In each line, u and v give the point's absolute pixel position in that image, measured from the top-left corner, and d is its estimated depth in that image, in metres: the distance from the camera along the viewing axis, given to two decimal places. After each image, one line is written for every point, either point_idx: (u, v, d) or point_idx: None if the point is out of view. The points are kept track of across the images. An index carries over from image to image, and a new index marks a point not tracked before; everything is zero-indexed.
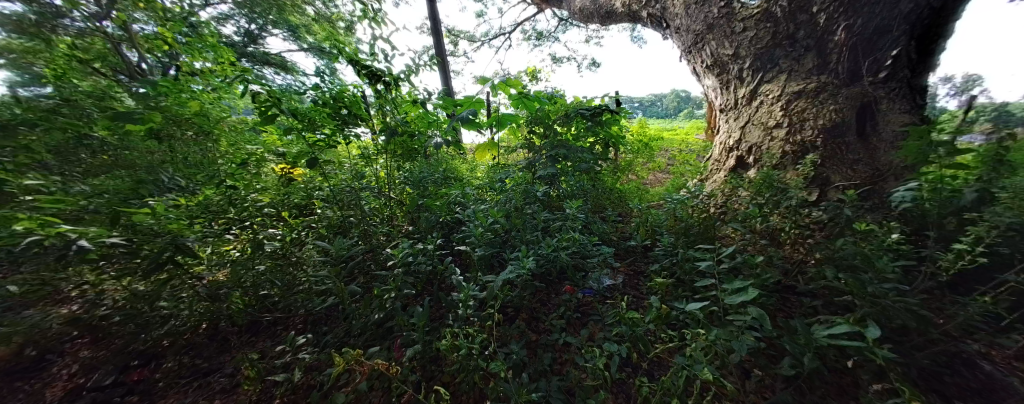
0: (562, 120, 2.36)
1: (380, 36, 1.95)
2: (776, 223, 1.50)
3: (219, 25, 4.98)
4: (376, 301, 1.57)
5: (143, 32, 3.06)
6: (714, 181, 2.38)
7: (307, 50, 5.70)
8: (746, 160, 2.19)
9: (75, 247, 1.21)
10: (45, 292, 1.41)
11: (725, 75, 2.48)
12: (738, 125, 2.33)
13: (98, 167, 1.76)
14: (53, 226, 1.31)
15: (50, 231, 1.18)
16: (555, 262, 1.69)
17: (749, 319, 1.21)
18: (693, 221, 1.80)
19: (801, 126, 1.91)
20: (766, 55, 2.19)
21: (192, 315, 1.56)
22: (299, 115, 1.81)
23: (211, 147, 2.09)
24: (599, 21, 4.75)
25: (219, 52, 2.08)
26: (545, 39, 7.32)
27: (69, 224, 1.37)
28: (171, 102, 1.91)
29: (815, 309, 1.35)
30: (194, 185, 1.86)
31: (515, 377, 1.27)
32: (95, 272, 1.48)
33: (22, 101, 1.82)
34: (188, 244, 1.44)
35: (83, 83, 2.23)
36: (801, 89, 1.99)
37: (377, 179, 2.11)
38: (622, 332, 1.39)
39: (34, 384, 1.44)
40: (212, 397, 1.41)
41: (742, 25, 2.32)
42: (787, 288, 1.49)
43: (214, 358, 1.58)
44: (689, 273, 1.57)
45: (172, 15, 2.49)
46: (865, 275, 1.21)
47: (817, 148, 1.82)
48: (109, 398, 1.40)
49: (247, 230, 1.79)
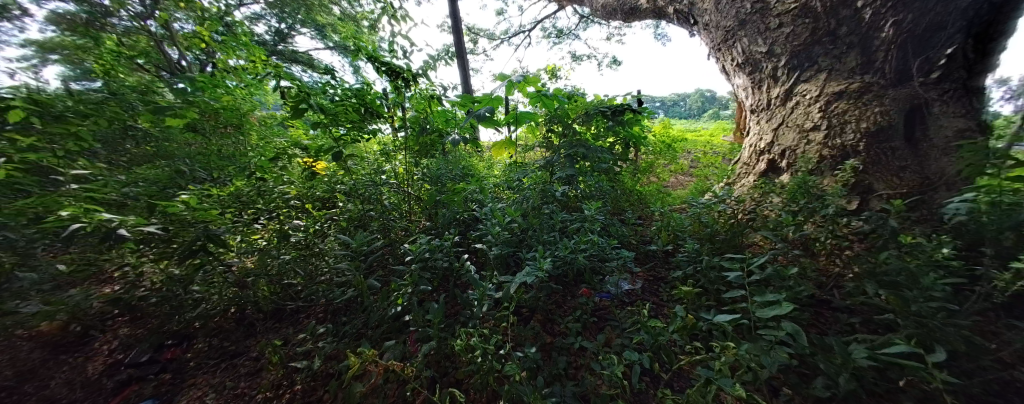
0: (582, 119, 2.33)
1: (398, 34, 2.04)
2: (811, 233, 1.40)
3: (252, 24, 5.20)
4: (392, 296, 1.57)
5: (182, 31, 3.29)
6: (742, 185, 2.27)
7: (332, 49, 5.88)
8: (778, 165, 2.08)
9: (116, 235, 1.26)
10: (89, 272, 1.53)
11: (757, 73, 2.38)
12: (770, 127, 2.22)
13: (139, 157, 1.99)
14: (95, 213, 1.40)
15: (94, 219, 1.24)
16: (573, 264, 1.65)
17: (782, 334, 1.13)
18: (719, 227, 1.72)
19: (841, 129, 1.80)
20: (804, 52, 2.08)
21: (221, 300, 1.64)
22: (325, 109, 1.86)
23: (240, 139, 2.24)
24: (621, 17, 4.62)
25: (251, 51, 2.12)
26: (566, 36, 7.18)
27: (111, 210, 1.46)
28: (207, 96, 1.98)
29: (853, 326, 1.26)
30: (224, 177, 2.03)
31: (529, 380, 1.24)
32: (135, 255, 1.60)
33: (74, 93, 1.96)
34: (218, 234, 1.50)
35: (128, 78, 2.38)
36: (842, 90, 1.87)
37: (397, 175, 2.11)
38: (643, 341, 1.34)
39: (78, 357, 1.55)
40: (238, 380, 1.45)
41: (777, 21, 2.19)
42: (822, 303, 1.39)
43: (240, 342, 1.64)
44: (715, 283, 1.49)
45: (208, 13, 2.61)
46: (909, 292, 1.12)
47: (858, 153, 1.71)
48: (144, 375, 1.50)
49: (274, 220, 1.81)
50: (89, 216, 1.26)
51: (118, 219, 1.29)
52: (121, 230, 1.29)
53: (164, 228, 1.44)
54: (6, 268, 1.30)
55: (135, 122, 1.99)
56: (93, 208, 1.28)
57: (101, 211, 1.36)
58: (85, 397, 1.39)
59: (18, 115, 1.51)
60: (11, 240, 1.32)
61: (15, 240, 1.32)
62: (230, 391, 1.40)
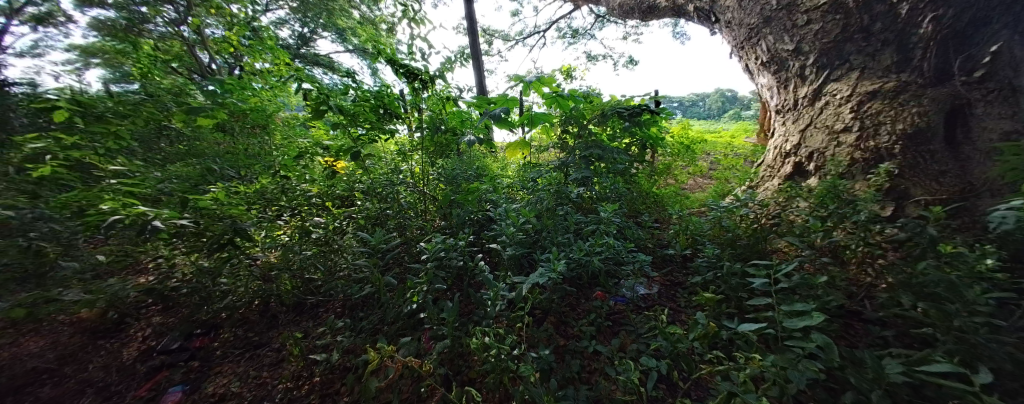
0: (598, 119, 2.30)
1: (417, 36, 2.07)
2: (841, 240, 1.34)
3: (276, 29, 5.38)
4: (408, 293, 1.59)
5: (213, 36, 3.45)
6: (765, 189, 2.20)
7: (351, 52, 6.02)
8: (804, 167, 2.01)
9: (151, 227, 1.34)
10: (126, 262, 1.64)
11: (783, 73, 2.30)
12: (797, 128, 2.14)
13: (173, 155, 2.09)
14: (133, 206, 1.50)
15: (131, 211, 1.32)
16: (588, 267, 1.63)
17: (810, 346, 1.09)
18: (740, 232, 1.66)
19: (875, 130, 1.71)
20: (834, 50, 1.99)
21: (246, 292, 1.70)
22: (344, 110, 1.90)
23: (266, 139, 2.30)
24: (639, 16, 4.54)
25: (276, 53, 2.19)
26: (581, 36, 7.11)
27: (147, 205, 1.55)
28: (235, 98, 2.07)
29: (886, 339, 1.19)
30: (251, 175, 2.05)
31: (542, 382, 1.23)
32: (169, 248, 1.67)
33: (114, 95, 2.08)
34: (245, 228, 1.56)
35: (163, 80, 2.51)
36: (876, 89, 1.78)
37: (414, 174, 2.14)
38: (660, 347, 1.31)
39: (113, 343, 1.64)
40: (261, 369, 1.50)
41: (805, 18, 2.11)
42: (852, 313, 1.33)
43: (263, 333, 1.69)
44: (736, 289, 1.45)
45: (237, 19, 2.71)
46: (949, 305, 1.05)
47: (893, 156, 1.62)
48: (175, 361, 1.56)
49: (296, 217, 1.87)
50: (127, 209, 1.35)
51: (153, 213, 1.36)
52: (155, 222, 1.37)
53: (195, 222, 1.51)
54: (50, 257, 1.39)
55: (169, 122, 2.10)
56: (131, 202, 1.36)
57: (138, 204, 1.44)
58: (120, 381, 1.47)
59: (62, 116, 1.62)
60: (58, 230, 1.44)
61: (61, 231, 1.45)
62: (253, 380, 1.45)
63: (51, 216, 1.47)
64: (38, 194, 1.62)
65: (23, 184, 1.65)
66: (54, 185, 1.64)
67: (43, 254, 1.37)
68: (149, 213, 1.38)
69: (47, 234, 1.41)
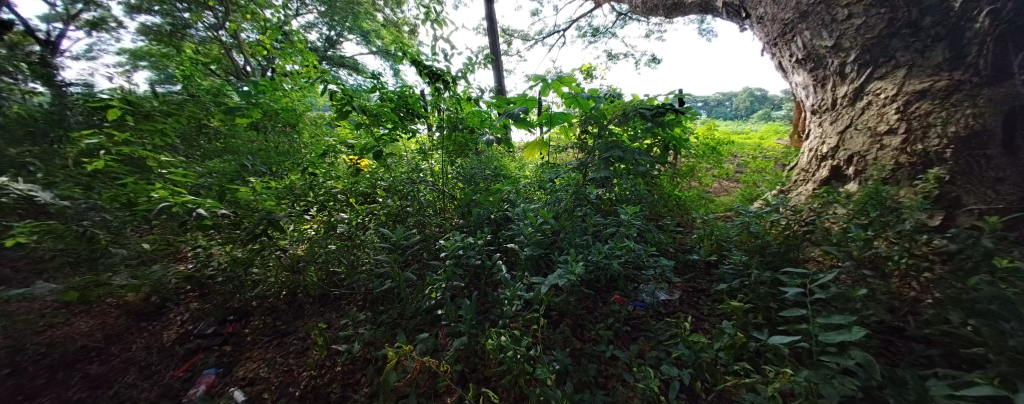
0: (619, 119, 2.26)
1: (440, 37, 2.09)
2: (883, 250, 1.25)
3: (305, 32, 5.60)
4: (427, 289, 1.60)
5: (248, 40, 3.64)
6: (798, 193, 2.09)
7: (375, 53, 6.17)
8: (843, 171, 1.89)
9: (196, 215, 1.48)
10: (168, 251, 1.75)
11: (820, 70, 2.17)
12: (835, 130, 2.02)
13: (211, 152, 2.20)
14: (179, 195, 1.65)
15: (179, 200, 1.45)
16: (607, 270, 1.60)
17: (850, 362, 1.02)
18: (771, 238, 1.58)
19: (924, 133, 1.59)
20: (878, 46, 1.87)
21: (275, 283, 1.77)
22: (367, 111, 1.95)
23: (296, 138, 2.38)
24: (663, 14, 4.42)
25: (306, 56, 2.28)
26: (602, 35, 7.00)
27: (191, 194, 1.71)
28: (268, 99, 2.16)
29: (931, 359, 1.11)
30: (282, 171, 2.12)
31: (558, 385, 1.21)
32: (205, 238, 1.76)
33: (160, 95, 2.22)
34: (278, 220, 1.64)
35: (203, 81, 2.66)
36: (925, 88, 1.66)
37: (434, 173, 2.16)
38: (682, 356, 1.27)
39: (155, 325, 1.74)
40: (287, 357, 1.55)
41: (846, 12, 2.00)
42: (894, 329, 1.24)
43: (290, 322, 1.75)
44: (765, 298, 1.38)
45: (270, 23, 2.84)
46: (1006, 323, 0.96)
47: (945, 160, 1.49)
48: (210, 345, 1.65)
49: (322, 213, 1.92)
50: (174, 197, 1.49)
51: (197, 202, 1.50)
52: (200, 211, 1.51)
53: (232, 213, 1.65)
54: (101, 244, 1.53)
55: (208, 122, 2.23)
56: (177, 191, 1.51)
57: (185, 193, 1.60)
58: (160, 361, 1.56)
59: (115, 114, 1.78)
60: (107, 220, 1.57)
61: (110, 220, 1.57)
62: (280, 366, 1.51)
63: (101, 206, 1.60)
64: (92, 187, 1.77)
65: (81, 178, 1.81)
66: (105, 178, 1.85)
67: (95, 241, 1.52)
68: (193, 202, 1.51)
69: (98, 222, 1.55)
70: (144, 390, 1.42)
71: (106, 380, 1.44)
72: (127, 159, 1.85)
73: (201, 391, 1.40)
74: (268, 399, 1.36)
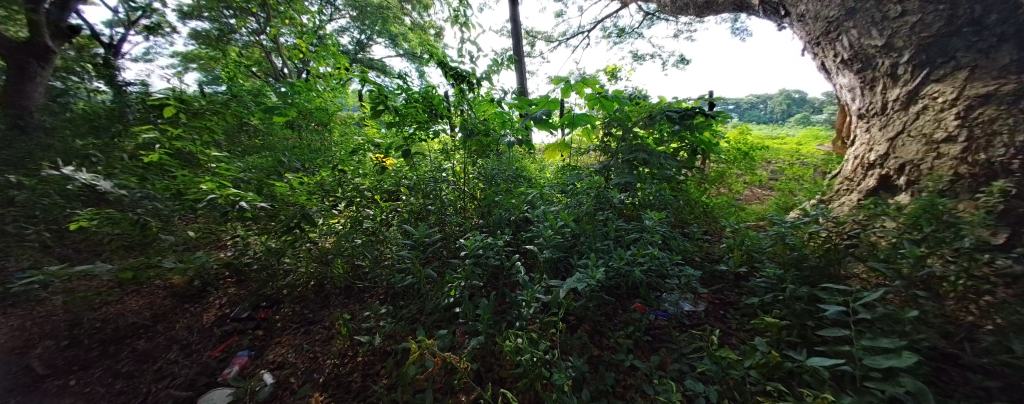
0: (644, 122, 2.17)
1: (467, 40, 2.11)
2: (937, 270, 1.13)
3: (337, 36, 5.83)
4: (446, 287, 1.61)
5: (285, 43, 3.84)
6: (841, 203, 1.96)
7: (401, 56, 6.33)
8: (893, 181, 1.75)
9: (238, 207, 1.56)
10: (210, 239, 1.85)
11: (869, 72, 2.02)
12: (885, 135, 1.88)
13: (250, 148, 2.39)
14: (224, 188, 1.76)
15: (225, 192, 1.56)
16: (628, 277, 1.55)
17: (902, 390, 0.93)
18: (809, 251, 1.48)
19: (989, 141, 1.43)
20: (936, 46, 1.72)
21: (304, 273, 1.82)
22: (397, 111, 2.02)
23: (327, 136, 2.50)
24: (694, 13, 4.28)
25: (337, 59, 2.37)
26: (628, 36, 6.85)
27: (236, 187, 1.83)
28: (302, 99, 2.26)
29: (990, 392, 1.00)
30: (313, 168, 2.21)
31: (574, 392, 1.19)
32: (243, 228, 1.86)
33: (207, 94, 2.38)
34: (311, 214, 1.73)
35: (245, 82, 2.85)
36: (990, 92, 1.50)
37: (456, 173, 2.17)
38: (707, 371, 1.21)
39: (197, 307, 1.85)
40: (313, 345, 1.61)
41: (899, 9, 1.86)
42: (947, 357, 1.13)
43: (316, 311, 1.81)
44: (801, 314, 1.29)
45: (306, 28, 2.99)
46: None
47: (1013, 172, 1.33)
48: (245, 328, 1.73)
49: (349, 208, 1.97)
50: (222, 189, 1.60)
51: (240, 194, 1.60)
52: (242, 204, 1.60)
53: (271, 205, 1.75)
54: (152, 231, 1.65)
55: (249, 119, 2.37)
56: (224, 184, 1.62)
57: (230, 187, 1.71)
58: (200, 340, 1.66)
59: (170, 112, 1.91)
60: (159, 208, 1.69)
61: (161, 208, 1.68)
62: (306, 353, 1.56)
63: (154, 195, 1.70)
64: (146, 177, 1.90)
65: (137, 169, 1.95)
66: (157, 169, 2.00)
67: (147, 228, 1.64)
68: (238, 195, 1.62)
69: (150, 210, 1.66)
70: (184, 367, 1.51)
71: (151, 356, 1.56)
72: (177, 153, 1.99)
73: (234, 371, 1.48)
74: (295, 384, 1.42)
